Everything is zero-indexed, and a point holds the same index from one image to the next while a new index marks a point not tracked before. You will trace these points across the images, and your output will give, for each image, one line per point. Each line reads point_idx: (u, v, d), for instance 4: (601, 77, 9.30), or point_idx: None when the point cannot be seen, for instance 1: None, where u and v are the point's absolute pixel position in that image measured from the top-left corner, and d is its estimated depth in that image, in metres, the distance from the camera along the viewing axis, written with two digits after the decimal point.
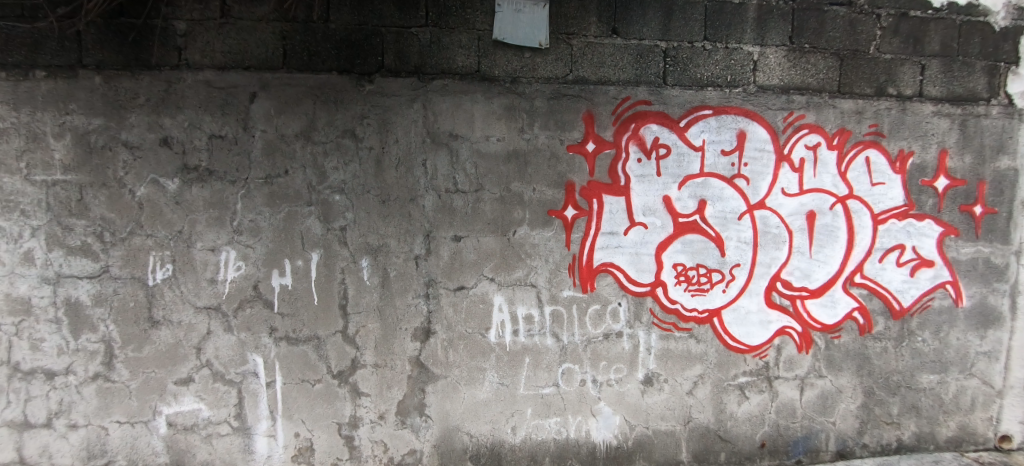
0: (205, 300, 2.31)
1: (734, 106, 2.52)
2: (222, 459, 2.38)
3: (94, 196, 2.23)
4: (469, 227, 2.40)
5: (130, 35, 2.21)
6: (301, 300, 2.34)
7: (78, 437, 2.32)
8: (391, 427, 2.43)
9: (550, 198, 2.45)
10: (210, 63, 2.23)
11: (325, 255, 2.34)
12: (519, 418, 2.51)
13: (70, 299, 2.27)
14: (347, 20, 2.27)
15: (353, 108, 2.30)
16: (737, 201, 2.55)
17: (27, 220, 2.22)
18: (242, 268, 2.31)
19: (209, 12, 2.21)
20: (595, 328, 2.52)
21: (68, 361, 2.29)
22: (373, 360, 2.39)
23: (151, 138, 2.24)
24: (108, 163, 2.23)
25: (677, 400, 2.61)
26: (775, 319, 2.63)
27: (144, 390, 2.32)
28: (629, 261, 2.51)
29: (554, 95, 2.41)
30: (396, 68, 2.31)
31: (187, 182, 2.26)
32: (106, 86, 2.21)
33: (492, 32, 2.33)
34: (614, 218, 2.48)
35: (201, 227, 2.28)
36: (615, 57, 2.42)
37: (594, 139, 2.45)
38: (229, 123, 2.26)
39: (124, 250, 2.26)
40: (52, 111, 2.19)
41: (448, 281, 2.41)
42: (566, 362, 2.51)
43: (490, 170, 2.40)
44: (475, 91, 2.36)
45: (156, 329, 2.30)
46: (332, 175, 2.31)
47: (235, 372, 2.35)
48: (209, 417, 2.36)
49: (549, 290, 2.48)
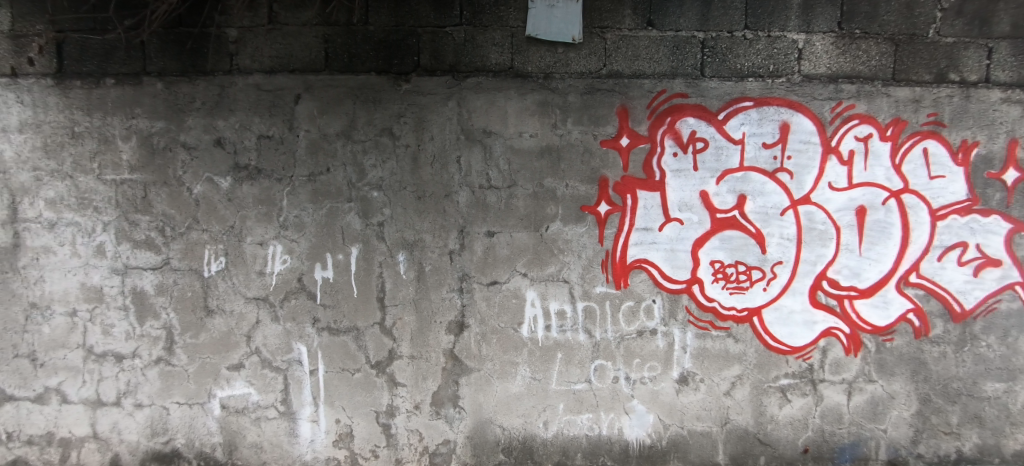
0: (254, 291, 2.45)
1: (777, 97, 2.42)
2: (270, 441, 2.52)
3: (157, 194, 2.42)
4: (502, 222, 2.43)
5: (188, 43, 2.36)
6: (341, 293, 2.45)
7: (143, 415, 2.52)
8: (426, 417, 2.51)
9: (583, 194, 2.44)
10: (259, 67, 2.36)
11: (364, 249, 2.43)
12: (551, 413, 2.52)
13: (136, 288, 2.46)
14: (385, 21, 2.34)
15: (390, 107, 2.37)
16: (779, 196, 2.46)
17: (100, 216, 2.43)
18: (288, 262, 2.44)
19: (258, 18, 2.34)
20: (628, 325, 2.50)
21: (134, 345, 2.49)
22: (409, 351, 2.47)
23: (206, 139, 2.40)
24: (168, 163, 2.40)
25: (715, 400, 2.55)
26: (821, 320, 2.52)
27: (201, 374, 2.49)
28: (664, 257, 2.46)
29: (588, 90, 2.40)
30: (432, 67, 2.36)
31: (239, 180, 2.40)
32: (167, 92, 2.38)
33: (526, 29, 2.35)
34: (648, 214, 2.44)
35: (251, 223, 2.42)
36: (651, 49, 2.38)
37: (628, 134, 2.42)
38: (276, 124, 2.38)
39: (183, 243, 2.44)
40: (120, 116, 2.39)
41: (481, 275, 2.45)
42: (599, 359, 2.50)
43: (524, 166, 2.42)
44: (508, 87, 2.38)
45: (211, 317, 2.47)
46: (370, 172, 2.40)
47: (282, 360, 2.48)
48: (259, 401, 2.50)
49: (582, 285, 2.47)
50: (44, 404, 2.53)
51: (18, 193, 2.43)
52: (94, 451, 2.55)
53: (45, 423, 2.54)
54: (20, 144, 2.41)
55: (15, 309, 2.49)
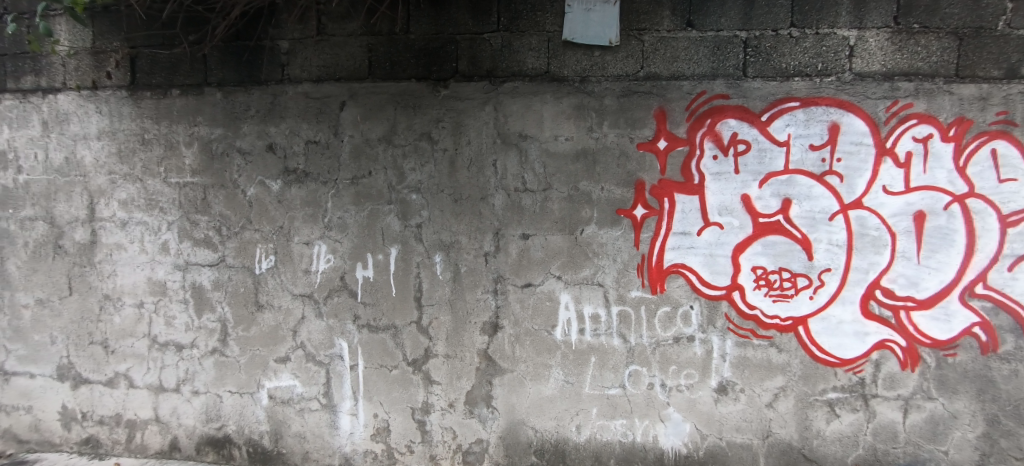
0: (300, 288, 2.58)
1: (826, 97, 2.32)
2: (312, 432, 2.64)
3: (215, 196, 2.59)
4: (537, 225, 2.45)
5: (244, 55, 2.53)
6: (381, 291, 2.54)
7: (199, 402, 2.70)
8: (460, 415, 2.55)
9: (619, 197, 2.42)
10: (308, 76, 2.50)
11: (403, 250, 2.51)
12: (584, 417, 2.51)
13: (195, 283, 2.65)
14: (426, 30, 2.42)
15: (429, 113, 2.44)
16: (828, 200, 2.35)
17: (164, 216, 2.64)
18: (332, 261, 2.55)
19: (307, 30, 2.47)
20: (664, 331, 2.45)
21: (193, 336, 2.68)
22: (445, 350, 2.52)
23: (259, 145, 2.55)
24: (225, 167, 2.58)
25: (756, 412, 2.46)
26: (873, 331, 2.38)
27: (251, 365, 2.65)
28: (703, 262, 2.41)
29: (624, 93, 2.38)
30: (469, 73, 2.42)
31: (288, 183, 2.54)
32: (225, 101, 2.56)
33: (562, 33, 2.36)
34: (686, 218, 2.39)
35: (298, 223, 2.55)
36: (690, 50, 2.34)
37: (666, 136, 2.38)
38: (323, 130, 2.51)
39: (237, 242, 2.60)
40: (184, 123, 2.59)
41: (516, 277, 2.47)
42: (633, 364, 2.47)
43: (560, 169, 2.43)
44: (544, 91, 2.40)
45: (261, 312, 2.62)
46: (409, 175, 2.48)
47: (325, 354, 2.60)
48: (303, 393, 2.63)
49: (617, 289, 2.45)
50: (114, 387, 2.76)
51: (96, 195, 2.68)
52: (155, 434, 2.76)
53: (115, 405, 2.78)
54: (99, 150, 2.66)
55: (91, 300, 2.74)
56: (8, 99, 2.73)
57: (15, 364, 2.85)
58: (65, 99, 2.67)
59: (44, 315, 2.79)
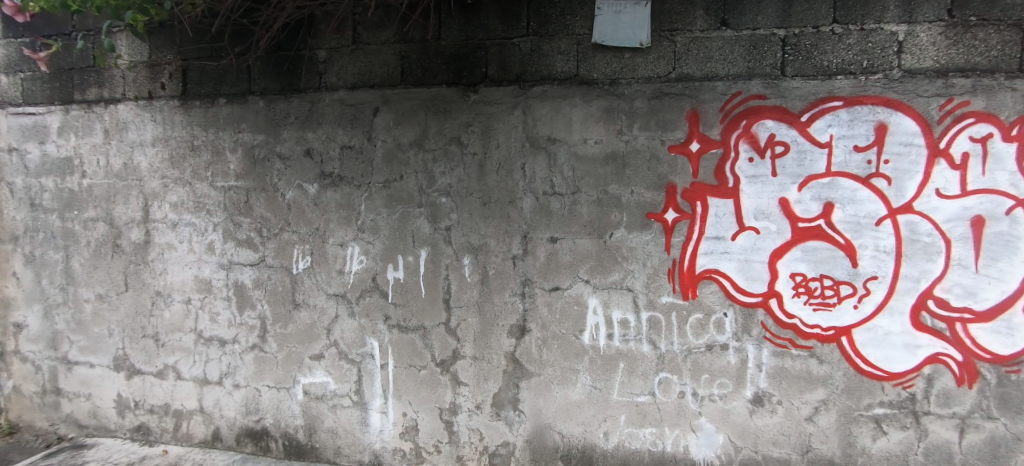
0: (334, 288, 2.68)
1: (872, 96, 2.20)
2: (344, 428, 2.72)
3: (257, 199, 2.72)
4: (565, 228, 2.44)
5: (284, 64, 2.65)
6: (411, 293, 2.59)
7: (239, 395, 2.84)
8: (487, 417, 2.57)
9: (650, 201, 2.38)
10: (344, 84, 2.59)
11: (432, 252, 2.56)
12: (612, 423, 2.47)
13: (238, 282, 2.79)
14: (457, 36, 2.47)
15: (459, 117, 2.49)
16: (874, 204, 2.22)
17: (211, 217, 2.79)
18: (364, 262, 2.63)
19: (344, 40, 2.57)
20: (696, 338, 2.39)
21: (235, 332, 2.82)
22: (472, 352, 2.55)
23: (297, 150, 2.67)
24: (266, 172, 2.70)
25: (794, 426, 2.35)
26: (925, 344, 2.22)
27: (288, 361, 2.76)
28: (738, 268, 2.33)
29: (655, 95, 2.34)
30: (499, 78, 2.44)
31: (324, 187, 2.64)
32: (267, 108, 2.69)
33: (592, 36, 2.35)
34: (720, 222, 2.33)
35: (333, 225, 2.65)
36: (725, 50, 2.28)
37: (698, 138, 2.33)
38: (357, 135, 2.59)
39: (277, 243, 2.72)
40: (229, 130, 2.74)
41: (544, 280, 2.47)
42: (664, 371, 2.42)
43: (589, 172, 2.42)
44: (573, 95, 2.40)
45: (297, 310, 2.72)
46: (439, 179, 2.52)
47: (357, 353, 2.67)
48: (336, 390, 2.71)
49: (647, 294, 2.41)
50: (163, 378, 2.94)
51: (150, 198, 2.87)
52: (200, 424, 2.91)
53: (164, 395, 2.95)
54: (153, 156, 2.85)
55: (144, 296, 2.93)
56: (75, 109, 2.97)
57: (77, 354, 3.09)
58: (124, 109, 2.88)
59: (104, 309, 3.01)
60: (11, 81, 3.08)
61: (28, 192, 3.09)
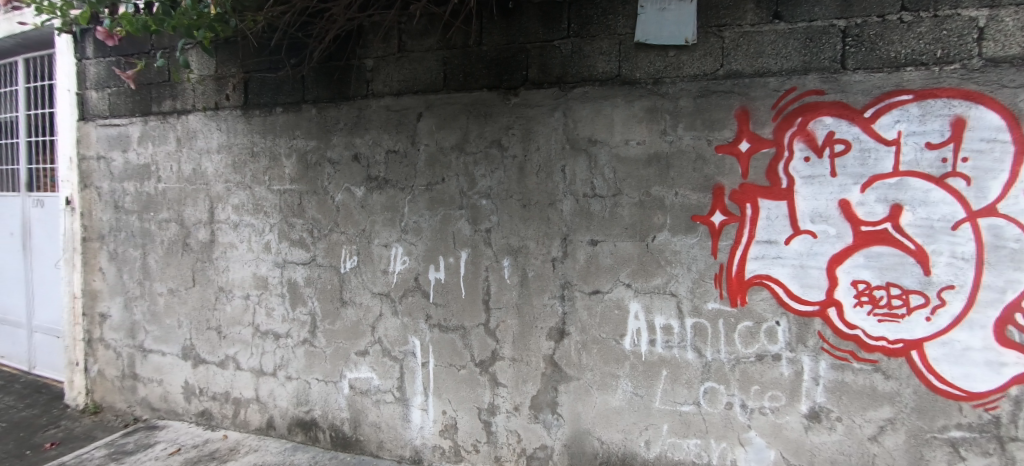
0: (379, 287, 2.78)
1: (947, 88, 1.91)
2: (387, 423, 2.81)
3: (309, 201, 2.88)
4: (606, 231, 2.40)
5: (335, 74, 2.79)
6: (451, 293, 2.65)
7: (292, 387, 3.01)
8: (525, 419, 2.57)
9: (695, 203, 2.28)
10: (390, 91, 2.69)
11: (473, 254, 2.60)
12: (653, 432, 2.40)
13: (292, 280, 2.96)
14: (497, 40, 2.50)
15: (500, 120, 2.51)
16: (950, 206, 1.94)
17: (268, 219, 2.99)
18: (407, 262, 2.72)
19: (389, 48, 2.67)
20: (745, 347, 2.25)
21: (288, 327, 2.99)
22: (511, 353, 2.56)
23: (346, 155, 2.80)
24: (318, 175, 2.86)
25: (856, 445, 2.15)
26: (1012, 362, 1.91)
27: (336, 356, 2.89)
28: (792, 274, 2.16)
29: (701, 93, 2.23)
30: (540, 80, 2.45)
31: (371, 190, 2.75)
32: (319, 116, 2.84)
33: (634, 35, 2.29)
34: (772, 225, 2.17)
35: (379, 227, 2.75)
36: (777, 45, 2.12)
37: (749, 137, 2.18)
38: (402, 139, 2.68)
39: (327, 243, 2.87)
40: (285, 137, 2.91)
41: (584, 284, 2.44)
42: (710, 381, 2.31)
43: (631, 174, 2.35)
44: (615, 95, 2.35)
45: (345, 307, 2.85)
46: (480, 181, 2.56)
47: (400, 351, 2.76)
48: (380, 386, 2.81)
49: (692, 300, 2.31)
50: (224, 368, 3.17)
51: (215, 201, 3.11)
52: (256, 412, 3.11)
53: (225, 384, 3.18)
54: (218, 162, 3.09)
55: (209, 291, 3.17)
56: (152, 120, 3.28)
57: (151, 343, 3.39)
58: (193, 119, 3.14)
59: (174, 302, 3.29)
60: (100, 96, 3.44)
61: (113, 196, 3.44)
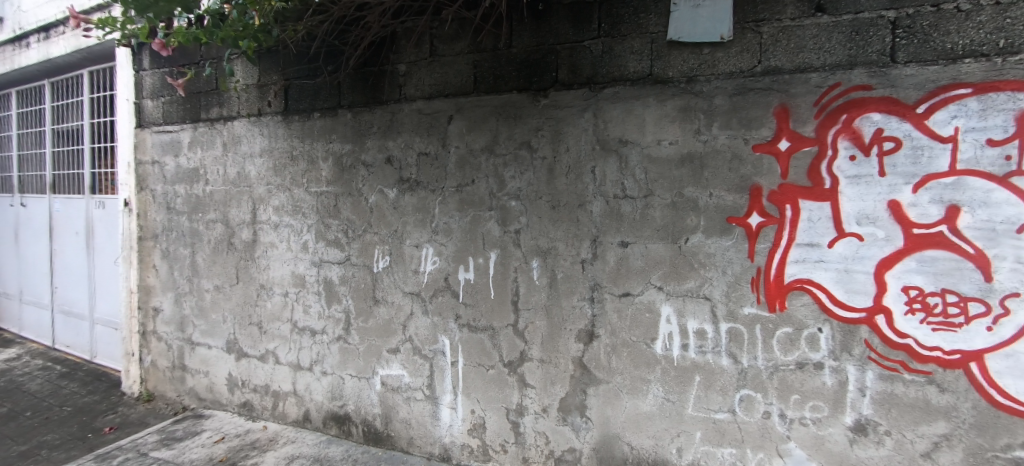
0: (410, 287, 2.84)
1: (1012, 80, 1.74)
2: (417, 420, 2.87)
3: (344, 203, 2.98)
4: (637, 233, 2.35)
5: (370, 79, 2.88)
6: (480, 293, 2.67)
7: (327, 381, 3.11)
8: (554, 421, 2.56)
9: (731, 204, 2.18)
10: (421, 95, 2.75)
11: (502, 254, 2.61)
12: (685, 440, 2.32)
13: (328, 278, 3.07)
14: (527, 43, 2.51)
15: (530, 122, 2.51)
16: (1016, 207, 1.76)
17: (306, 219, 3.11)
18: (438, 263, 2.76)
19: (421, 53, 2.73)
20: (785, 355, 2.13)
21: (324, 324, 3.10)
22: (540, 355, 2.56)
23: (379, 158, 2.88)
24: (353, 178, 2.95)
25: (907, 462, 1.98)
26: None
27: (369, 353, 2.97)
28: (835, 279, 2.02)
29: (737, 91, 2.14)
30: (569, 81, 2.43)
31: (403, 191, 2.82)
32: (354, 120, 2.93)
33: (666, 33, 2.23)
34: (814, 227, 2.04)
35: (410, 227, 2.81)
36: (820, 39, 2.00)
37: (789, 136, 2.07)
38: (433, 142, 2.73)
39: (360, 244, 2.95)
40: (322, 141, 3.03)
41: (613, 286, 2.41)
42: (745, 388, 2.21)
43: (663, 175, 2.29)
44: (646, 95, 2.29)
45: (378, 306, 2.93)
46: (510, 183, 2.57)
47: (430, 349, 2.81)
48: (410, 383, 2.87)
49: (727, 304, 2.21)
50: (265, 362, 3.32)
51: (257, 202, 3.27)
52: (293, 405, 3.24)
53: (265, 377, 3.33)
54: (261, 165, 3.24)
55: (251, 288, 3.33)
56: (201, 126, 3.47)
57: (199, 336, 3.59)
58: (238, 125, 3.31)
59: (220, 298, 3.47)
60: (155, 105, 3.69)
61: (166, 198, 3.68)
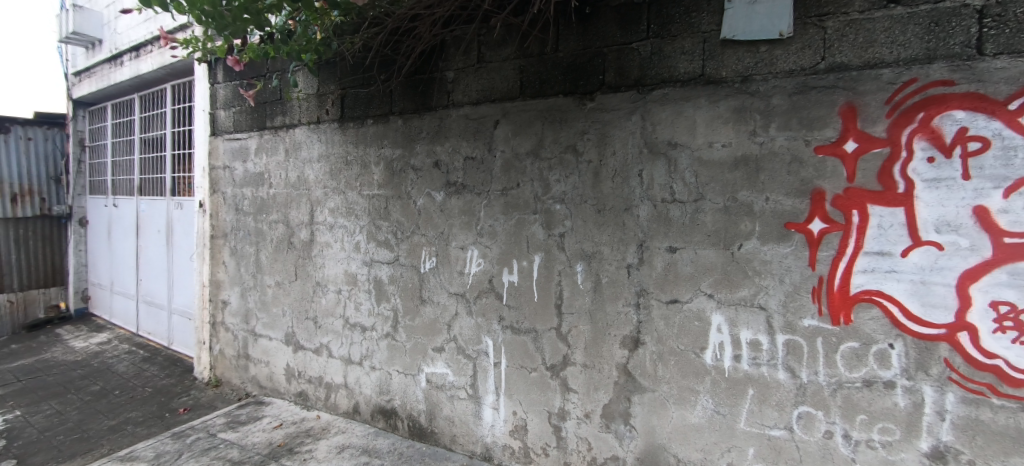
0: (455, 288, 2.90)
1: None
2: (460, 418, 2.92)
3: (394, 205, 3.10)
4: (686, 237, 2.26)
5: (419, 86, 2.97)
6: (524, 296, 2.68)
7: (376, 376, 3.24)
8: (597, 428, 2.52)
9: (789, 209, 2.04)
10: (469, 100, 2.81)
11: (546, 258, 2.61)
12: (736, 455, 2.21)
13: (378, 278, 3.20)
14: (574, 46, 2.49)
15: (576, 125, 2.50)
16: None
17: (359, 221, 3.26)
18: (482, 264, 2.81)
19: (469, 60, 2.80)
20: (850, 371, 1.96)
21: (374, 320, 3.23)
22: (583, 360, 2.53)
23: (428, 162, 2.96)
24: (402, 181, 3.06)
25: None
26: None
27: (415, 350, 3.07)
28: (910, 291, 1.85)
29: (797, 89, 2.00)
30: (616, 84, 2.39)
31: (450, 194, 2.89)
32: (404, 126, 3.04)
33: (720, 31, 2.13)
34: (884, 235, 1.88)
35: (456, 230, 2.88)
36: (893, 31, 1.83)
37: (856, 137, 1.91)
38: (479, 146, 2.78)
39: (409, 245, 3.06)
40: (374, 146, 3.16)
41: (660, 292, 2.34)
42: (805, 405, 2.06)
43: (714, 178, 2.19)
44: (697, 96, 2.20)
45: (424, 305, 3.02)
46: (555, 186, 2.57)
47: (473, 350, 2.85)
48: (454, 381, 2.93)
49: (784, 315, 2.08)
50: (319, 355, 3.51)
51: (315, 205, 3.47)
52: (345, 397, 3.40)
53: (319, 369, 3.51)
54: (319, 170, 3.44)
55: (308, 285, 3.54)
56: (266, 134, 3.73)
57: (261, 329, 3.85)
58: (299, 132, 3.53)
59: (280, 294, 3.70)
60: (226, 115, 4.00)
61: (234, 200, 3.98)
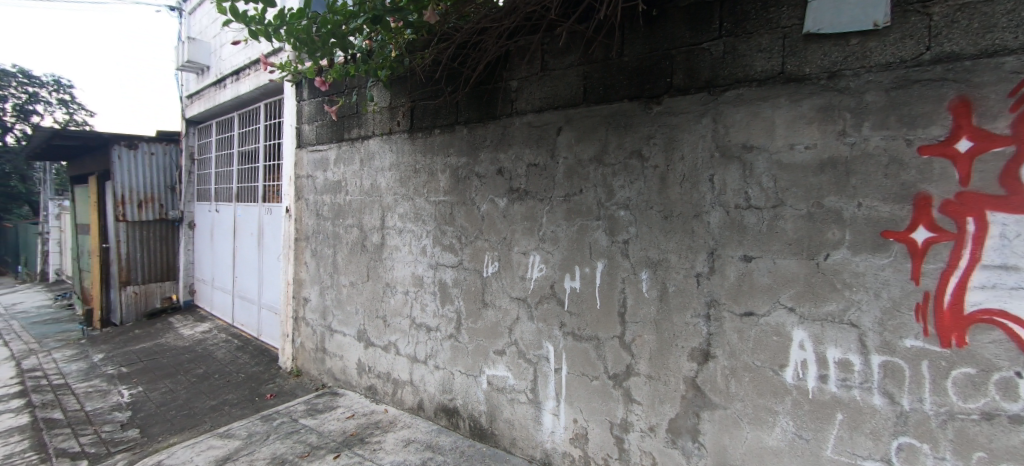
0: (516, 292, 2.93)
1: None
2: (521, 422, 2.93)
3: (459, 211, 3.19)
4: (763, 246, 2.10)
5: (485, 96, 3.04)
6: (586, 303, 2.64)
7: (439, 376, 3.36)
8: (661, 442, 2.41)
9: (887, 216, 1.82)
10: (531, 108, 2.82)
11: (609, 265, 2.55)
12: None
13: (443, 281, 3.31)
14: (640, 49, 2.41)
15: (641, 130, 2.41)
16: None
17: (425, 226, 3.40)
18: (544, 270, 2.80)
19: (533, 68, 2.81)
20: (965, 400, 1.70)
21: (438, 322, 3.35)
22: (647, 370, 2.44)
23: (491, 170, 3.02)
24: (466, 188, 3.15)
25: None
26: None
27: (477, 353, 3.13)
28: None
29: (896, 84, 1.78)
30: (685, 86, 2.27)
31: (512, 200, 2.92)
32: (469, 135, 3.12)
33: (803, 26, 1.96)
34: (1010, 246, 1.61)
35: (518, 235, 2.91)
36: (1019, 14, 1.58)
37: (971, 134, 1.66)
38: (542, 154, 2.78)
39: (472, 249, 3.13)
40: (440, 155, 3.28)
41: (734, 304, 2.19)
42: (906, 436, 1.82)
43: (796, 182, 2.01)
44: (776, 95, 2.04)
45: (486, 309, 3.08)
46: (619, 192, 2.50)
47: (534, 354, 2.86)
48: (515, 385, 2.95)
49: (881, 334, 1.85)
50: (388, 352, 3.70)
51: (386, 210, 3.67)
52: (410, 393, 3.55)
53: (388, 365, 3.71)
54: (389, 178, 3.63)
55: (379, 286, 3.75)
56: (344, 145, 4.02)
57: (337, 325, 4.13)
58: (372, 143, 3.76)
59: (353, 293, 3.96)
60: (310, 129, 4.35)
61: (316, 206, 4.32)
